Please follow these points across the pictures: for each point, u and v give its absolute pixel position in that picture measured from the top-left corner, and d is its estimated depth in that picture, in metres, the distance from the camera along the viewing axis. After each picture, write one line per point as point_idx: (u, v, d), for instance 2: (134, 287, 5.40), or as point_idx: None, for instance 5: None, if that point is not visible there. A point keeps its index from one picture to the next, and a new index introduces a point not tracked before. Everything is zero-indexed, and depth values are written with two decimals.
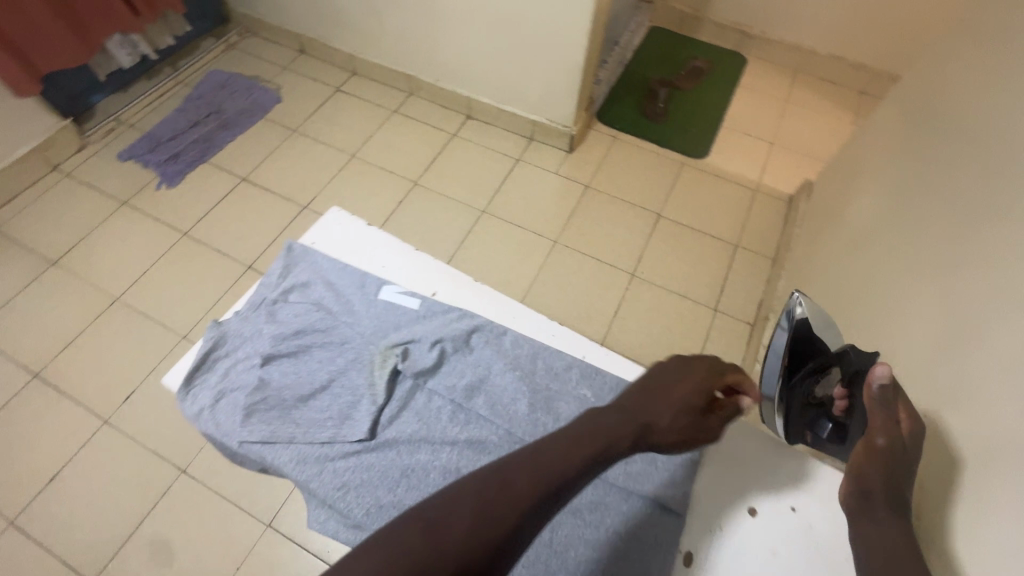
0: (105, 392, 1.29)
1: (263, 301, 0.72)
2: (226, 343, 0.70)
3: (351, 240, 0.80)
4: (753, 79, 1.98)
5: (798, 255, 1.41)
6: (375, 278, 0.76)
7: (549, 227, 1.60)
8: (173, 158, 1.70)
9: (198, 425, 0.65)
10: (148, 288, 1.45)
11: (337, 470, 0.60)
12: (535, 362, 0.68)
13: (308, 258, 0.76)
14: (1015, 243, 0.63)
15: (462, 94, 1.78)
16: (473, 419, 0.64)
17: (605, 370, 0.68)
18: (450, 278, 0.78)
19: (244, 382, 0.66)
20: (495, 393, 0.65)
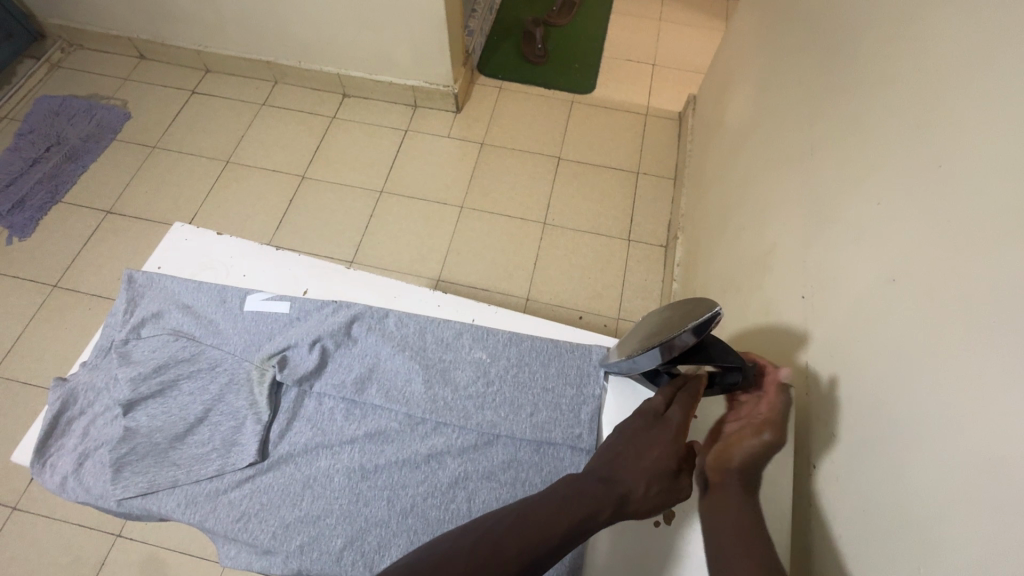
0: (6, 477, 1.17)
1: (112, 344, 0.66)
2: (80, 400, 0.64)
3: (206, 255, 0.74)
4: (624, 3, 1.96)
5: (694, 171, 1.44)
6: (236, 289, 0.69)
7: (452, 193, 1.55)
8: (19, 204, 1.50)
9: (66, 495, 0.61)
10: (28, 355, 1.30)
11: (233, 500, 0.58)
12: (424, 337, 0.66)
13: (156, 285, 0.69)
14: (856, 119, 0.65)
15: (330, 71, 1.65)
16: (369, 411, 0.63)
17: (496, 328, 0.67)
18: (319, 273, 0.73)
19: (110, 436, 0.62)
20: (387, 379, 0.64)
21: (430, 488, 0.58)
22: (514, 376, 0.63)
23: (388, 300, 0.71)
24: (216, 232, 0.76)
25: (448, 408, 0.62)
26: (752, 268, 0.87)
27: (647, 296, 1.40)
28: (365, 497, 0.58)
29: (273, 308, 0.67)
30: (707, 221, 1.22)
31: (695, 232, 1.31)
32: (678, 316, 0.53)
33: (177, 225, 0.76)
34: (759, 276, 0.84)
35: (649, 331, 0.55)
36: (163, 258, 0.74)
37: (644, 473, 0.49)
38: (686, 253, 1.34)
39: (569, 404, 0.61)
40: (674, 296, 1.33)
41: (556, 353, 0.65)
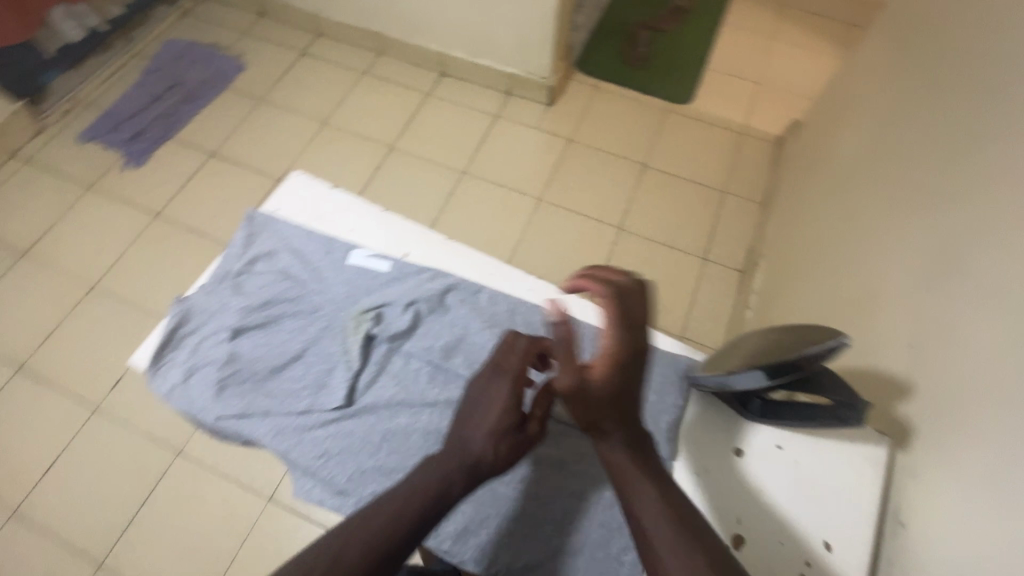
0: (92, 380, 1.28)
1: (228, 273, 0.73)
2: (193, 318, 0.71)
3: (313, 205, 0.78)
4: (736, 16, 1.89)
5: (787, 199, 1.38)
6: (342, 240, 0.75)
7: (532, 184, 1.56)
8: (137, 136, 1.63)
9: (171, 403, 0.68)
10: (126, 273, 1.41)
11: (317, 439, 0.63)
12: (515, 318, 0.70)
13: (271, 225, 0.75)
14: (1003, 166, 0.60)
15: (434, 49, 1.69)
16: (452, 378, 0.66)
17: (584, 323, 0.73)
18: (420, 237, 0.77)
19: (215, 356, 0.68)
20: (472, 349, 0.67)
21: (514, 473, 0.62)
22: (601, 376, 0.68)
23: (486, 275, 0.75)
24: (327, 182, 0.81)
25: (533, 390, 0.66)
26: (844, 306, 0.83)
27: (715, 318, 1.36)
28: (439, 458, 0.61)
29: (376, 265, 0.73)
30: (796, 252, 1.17)
31: (780, 261, 1.25)
32: (792, 339, 0.53)
33: (292, 171, 0.80)
34: (852, 316, 0.79)
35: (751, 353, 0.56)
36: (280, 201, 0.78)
37: (486, 432, 0.57)
38: (765, 281, 1.29)
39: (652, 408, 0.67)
40: (745, 323, 1.29)
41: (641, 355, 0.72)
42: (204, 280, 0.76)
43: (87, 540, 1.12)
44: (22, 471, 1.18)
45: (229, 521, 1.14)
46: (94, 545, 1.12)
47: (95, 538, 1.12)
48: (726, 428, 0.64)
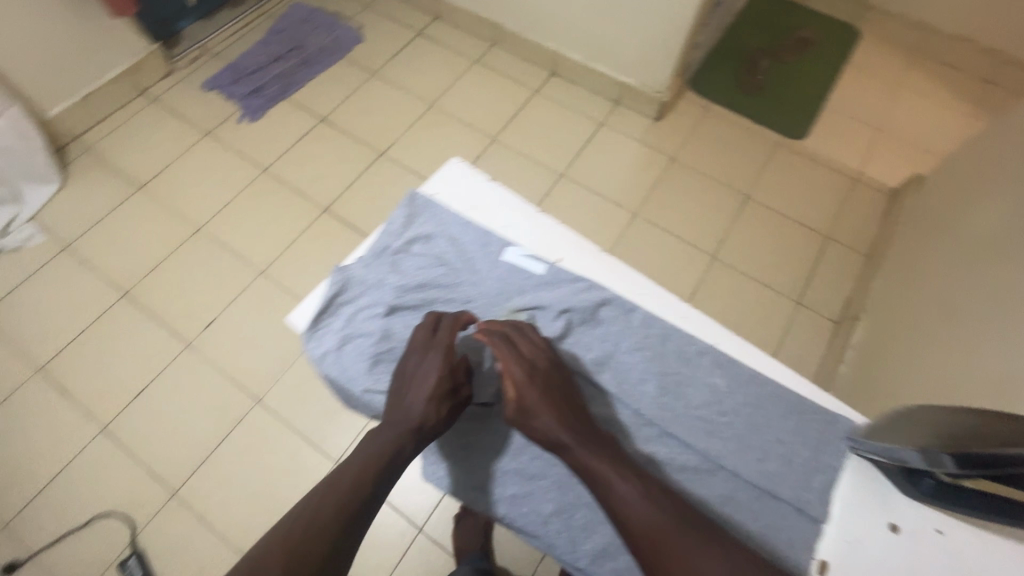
0: (188, 317, 1.34)
1: (387, 250, 0.76)
2: (351, 288, 0.75)
3: (472, 195, 0.81)
4: (864, 55, 1.80)
5: (901, 255, 1.31)
6: (499, 237, 0.77)
7: (629, 198, 1.54)
8: (256, 91, 1.69)
9: (321, 365, 0.72)
10: (229, 221, 1.48)
11: None
12: (665, 344, 0.73)
13: (431, 210, 0.78)
14: None
15: (550, 48, 1.69)
16: (602, 393, 0.72)
17: (737, 360, 0.72)
18: (574, 244, 0.79)
19: (372, 330, 0.72)
20: (622, 369, 0.72)
21: None
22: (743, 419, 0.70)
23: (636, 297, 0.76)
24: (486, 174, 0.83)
25: (676, 422, 0.69)
26: (978, 384, 0.78)
27: (801, 366, 1.31)
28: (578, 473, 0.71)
29: (532, 266, 0.75)
30: (910, 314, 1.11)
31: (886, 320, 1.19)
32: (1003, 428, 0.48)
33: (456, 159, 0.83)
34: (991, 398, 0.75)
35: (954, 432, 0.52)
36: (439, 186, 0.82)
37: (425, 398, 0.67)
38: (865, 338, 1.24)
39: (801, 464, 0.67)
40: (837, 378, 1.23)
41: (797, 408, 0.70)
42: (362, 253, 0.80)
43: (164, 468, 1.18)
44: (114, 392, 1.25)
45: (296, 476, 1.17)
46: (170, 474, 1.17)
47: (172, 467, 1.18)
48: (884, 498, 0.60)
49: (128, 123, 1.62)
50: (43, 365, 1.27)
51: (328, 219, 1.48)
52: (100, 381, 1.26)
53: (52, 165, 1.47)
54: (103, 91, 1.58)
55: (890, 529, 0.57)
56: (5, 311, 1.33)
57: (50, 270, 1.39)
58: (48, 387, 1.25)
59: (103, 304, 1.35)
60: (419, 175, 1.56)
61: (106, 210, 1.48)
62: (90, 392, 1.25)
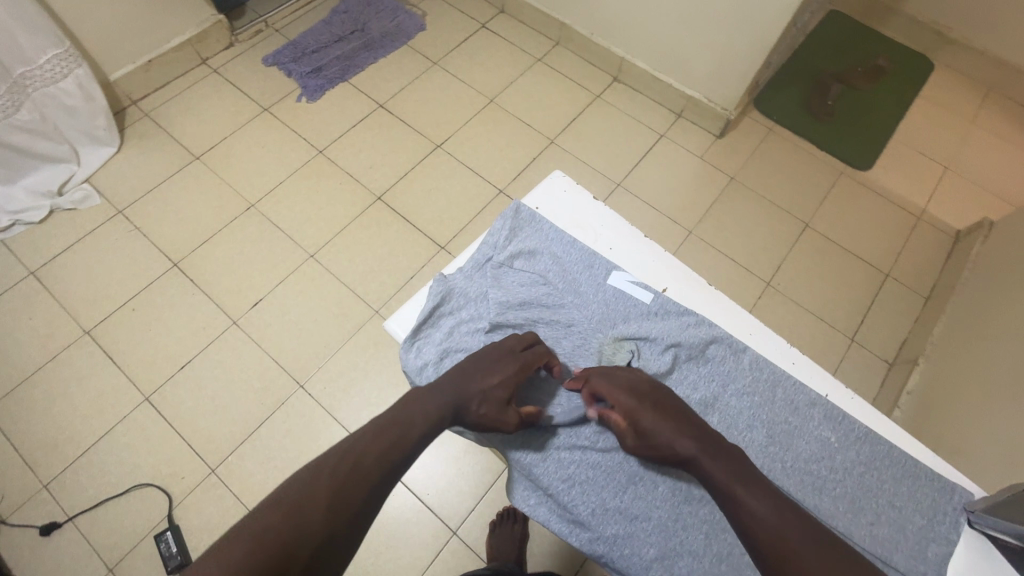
0: (236, 295, 1.34)
1: (489, 262, 0.74)
2: (452, 300, 0.73)
3: (576, 214, 0.80)
4: (936, 90, 1.75)
5: (967, 302, 1.27)
6: (603, 260, 0.75)
7: (685, 214, 1.51)
8: (316, 71, 1.68)
9: (419, 379, 0.70)
10: (282, 200, 1.47)
11: (561, 461, 0.65)
12: (774, 390, 0.67)
13: (535, 224, 0.77)
14: None
15: (617, 53, 1.65)
16: None
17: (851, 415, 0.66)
18: (680, 276, 0.77)
19: (471, 345, 0.70)
20: (728, 412, 0.66)
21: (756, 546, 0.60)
22: (860, 476, 0.62)
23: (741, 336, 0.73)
24: (590, 193, 0.82)
25: (788, 473, 0.62)
26: None
27: None
28: (682, 518, 0.62)
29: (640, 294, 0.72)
30: (979, 366, 1.07)
31: (947, 370, 1.16)
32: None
33: (559, 175, 0.82)
34: None
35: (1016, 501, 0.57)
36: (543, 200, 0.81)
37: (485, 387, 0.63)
38: (923, 385, 1.20)
39: (917, 532, 0.59)
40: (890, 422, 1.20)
41: (913, 471, 0.62)
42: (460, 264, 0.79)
43: (205, 445, 1.18)
44: (159, 362, 1.25)
45: None
46: (210, 451, 1.17)
47: (212, 445, 1.18)
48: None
49: (187, 92, 1.62)
50: (91, 327, 1.28)
51: (381, 208, 1.47)
52: (146, 350, 1.26)
53: (113, 130, 1.47)
54: (167, 57, 1.57)
55: None
56: (58, 270, 1.34)
57: (103, 233, 1.39)
58: (95, 350, 1.25)
59: (154, 272, 1.35)
60: (475, 171, 1.54)
61: (161, 178, 1.48)
62: (135, 359, 1.25)
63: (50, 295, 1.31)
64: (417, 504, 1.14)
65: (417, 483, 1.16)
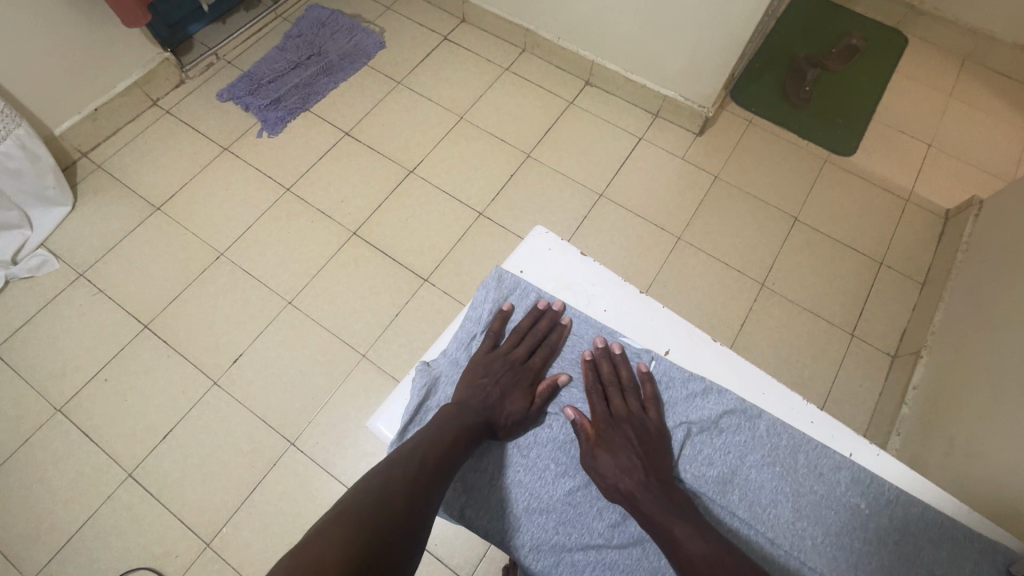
0: (214, 353, 1.27)
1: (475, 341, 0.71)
2: (440, 389, 0.69)
3: (564, 275, 0.76)
4: (912, 66, 1.72)
5: (965, 285, 1.25)
6: (601, 327, 0.72)
7: (672, 219, 1.46)
8: (275, 102, 1.60)
9: None
10: (253, 245, 1.40)
11: (577, 565, 0.60)
12: (796, 457, 0.63)
13: (523, 292, 0.73)
14: None
15: (587, 56, 1.59)
16: (726, 519, 0.62)
17: (878, 476, 0.63)
18: (683, 335, 0.72)
19: None
20: (749, 488, 0.63)
21: None
22: (895, 544, 0.60)
23: (754, 395, 0.69)
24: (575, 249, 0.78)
25: (820, 551, 0.60)
26: None
27: (855, 405, 1.25)
28: None
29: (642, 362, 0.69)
30: (989, 359, 1.04)
31: (953, 363, 1.13)
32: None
33: (541, 232, 0.77)
34: None
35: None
36: (526, 261, 0.76)
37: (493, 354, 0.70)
38: (928, 378, 1.18)
39: None
40: (899, 420, 1.18)
41: (949, 531, 0.60)
42: (445, 347, 0.75)
43: (197, 518, 1.12)
44: (140, 434, 1.19)
45: None
46: (203, 524, 1.11)
47: (206, 517, 1.12)
48: None
49: (140, 138, 1.53)
50: (63, 404, 1.21)
51: (357, 243, 1.41)
52: (123, 422, 1.20)
53: (64, 187, 1.38)
54: (114, 104, 1.49)
55: None
56: (20, 344, 1.26)
57: (65, 300, 1.32)
58: (70, 429, 1.18)
59: (124, 337, 1.28)
60: (451, 195, 1.48)
61: (121, 233, 1.40)
62: (113, 434, 1.19)
63: (14, 373, 1.23)
64: (424, 556, 1.10)
65: None
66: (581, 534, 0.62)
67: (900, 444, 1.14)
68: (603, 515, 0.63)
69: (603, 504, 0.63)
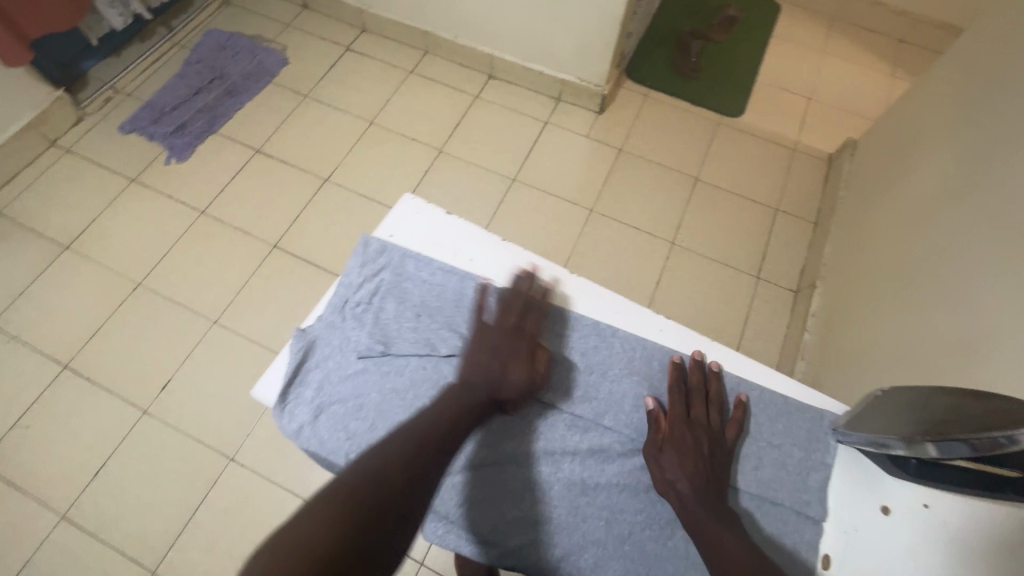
0: (141, 382, 1.25)
1: (348, 304, 0.73)
2: (316, 351, 0.71)
3: (432, 232, 0.80)
4: (787, 29, 1.87)
5: (847, 218, 1.37)
6: (467, 273, 0.77)
7: (582, 194, 1.53)
8: (180, 129, 1.59)
9: (299, 443, 0.67)
10: (172, 271, 1.39)
11: (456, 486, 0.69)
12: (650, 365, 0.74)
13: (389, 252, 0.77)
14: None
15: (484, 51, 1.66)
16: (592, 428, 0.72)
17: (717, 370, 0.73)
18: (544, 274, 0.79)
19: (342, 396, 0.68)
20: (610, 401, 0.72)
21: (648, 518, 0.67)
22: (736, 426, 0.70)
23: (609, 316, 0.78)
24: (442, 208, 0.82)
25: None
26: (944, 346, 0.82)
27: (767, 341, 1.34)
28: (582, 509, 0.68)
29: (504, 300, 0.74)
30: (867, 279, 1.14)
31: (841, 289, 1.24)
32: (983, 407, 0.51)
33: (408, 197, 0.82)
34: (956, 358, 0.79)
35: (936, 417, 0.55)
36: (394, 226, 0.80)
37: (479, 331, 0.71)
38: (824, 305, 1.28)
39: (796, 464, 0.68)
40: (802, 347, 1.28)
41: (786, 410, 0.72)
42: (321, 311, 0.76)
43: (138, 548, 1.10)
44: (70, 474, 1.16)
45: None
46: (146, 552, 1.10)
47: (148, 545, 1.10)
48: (876, 487, 0.65)
49: (40, 179, 1.50)
50: None
51: (277, 255, 1.42)
52: (51, 465, 1.17)
53: None
54: (8, 148, 1.45)
55: (883, 513, 0.62)
56: None
57: None
58: None
59: (43, 380, 1.25)
60: (368, 198, 1.51)
61: (30, 277, 1.36)
62: (41, 478, 1.15)
63: None
64: None
65: None
66: (465, 459, 0.70)
67: (805, 368, 1.23)
68: (487, 444, 0.70)
69: (481, 431, 0.71)
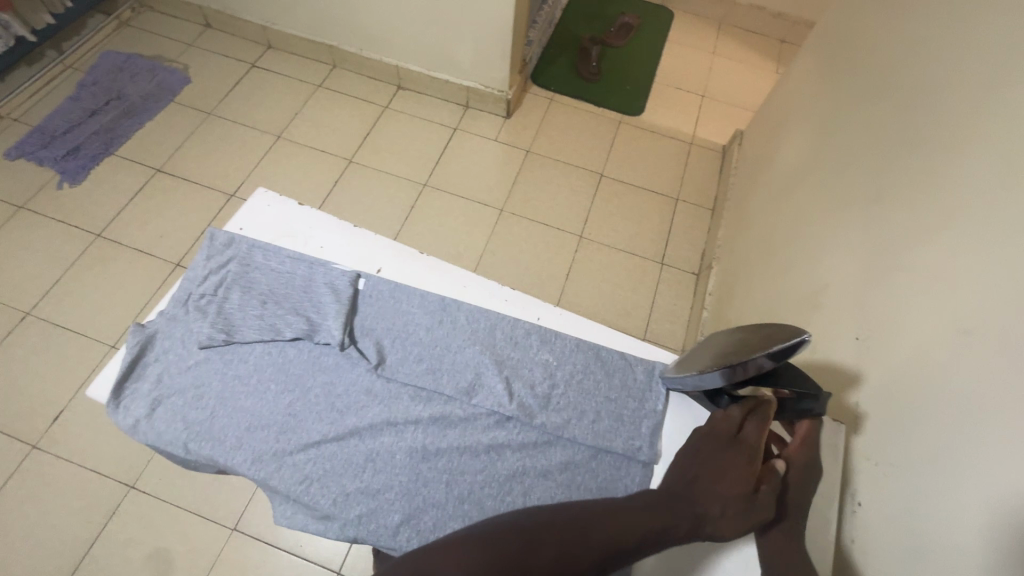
0: (29, 416, 1.18)
1: (190, 296, 0.72)
2: (155, 344, 0.70)
3: (283, 223, 0.82)
4: (680, 33, 2.00)
5: (736, 202, 1.46)
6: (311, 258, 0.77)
7: (493, 195, 1.57)
8: (73, 152, 1.53)
9: (136, 437, 0.66)
10: (64, 298, 1.32)
11: (297, 464, 0.64)
12: (494, 333, 0.74)
13: (234, 243, 0.77)
14: (936, 185, 0.67)
15: (390, 62, 1.69)
16: (436, 397, 0.70)
17: (561, 332, 0.76)
18: (394, 254, 0.81)
19: (182, 385, 0.68)
20: (456, 369, 0.71)
21: (488, 478, 0.65)
22: (577, 381, 0.72)
23: (458, 290, 0.79)
24: (293, 201, 0.84)
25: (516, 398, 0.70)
26: (799, 305, 0.89)
27: (673, 322, 1.41)
28: (422, 475, 0.65)
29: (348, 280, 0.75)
30: (749, 255, 1.22)
31: (731, 267, 1.31)
32: (757, 337, 0.58)
33: (260, 192, 0.83)
34: (807, 315, 0.86)
35: (720, 351, 0.61)
36: (245, 220, 0.81)
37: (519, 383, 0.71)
38: (719, 284, 1.35)
39: (631, 414, 0.70)
40: (701, 325, 1.34)
41: (622, 365, 0.74)
42: (165, 306, 0.75)
43: None
44: None
45: (190, 557, 1.07)
46: None
47: None
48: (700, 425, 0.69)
49: None
50: None
51: (181, 273, 1.38)
52: None
53: None
54: None
55: None
56: None
57: None
58: None
59: None
60: None
61: None
62: None
63: None
64: (290, 560, 1.08)
65: (285, 539, 1.10)
66: (302, 437, 0.66)
67: None
68: (325, 422, 0.67)
69: (323, 407, 0.68)
